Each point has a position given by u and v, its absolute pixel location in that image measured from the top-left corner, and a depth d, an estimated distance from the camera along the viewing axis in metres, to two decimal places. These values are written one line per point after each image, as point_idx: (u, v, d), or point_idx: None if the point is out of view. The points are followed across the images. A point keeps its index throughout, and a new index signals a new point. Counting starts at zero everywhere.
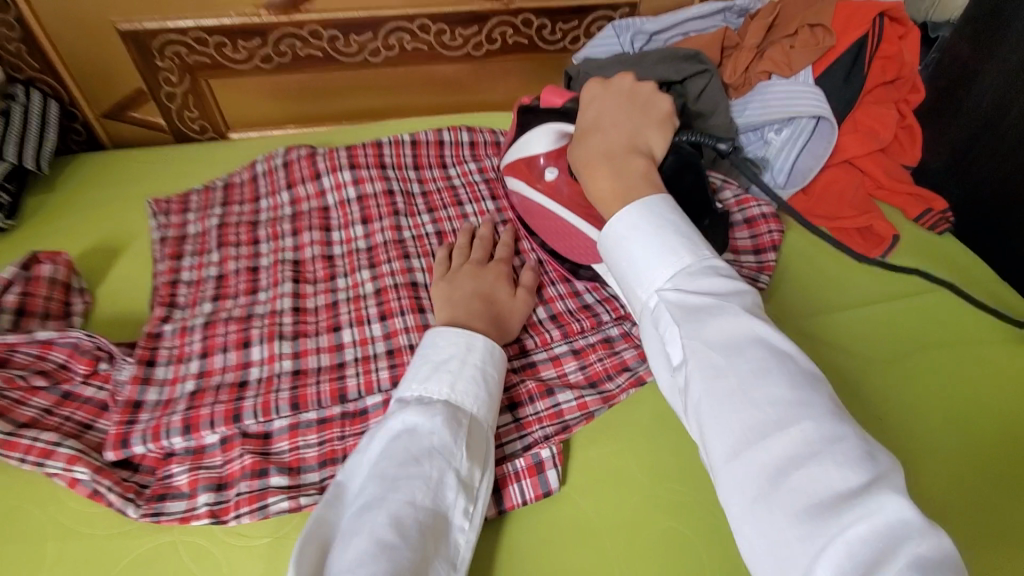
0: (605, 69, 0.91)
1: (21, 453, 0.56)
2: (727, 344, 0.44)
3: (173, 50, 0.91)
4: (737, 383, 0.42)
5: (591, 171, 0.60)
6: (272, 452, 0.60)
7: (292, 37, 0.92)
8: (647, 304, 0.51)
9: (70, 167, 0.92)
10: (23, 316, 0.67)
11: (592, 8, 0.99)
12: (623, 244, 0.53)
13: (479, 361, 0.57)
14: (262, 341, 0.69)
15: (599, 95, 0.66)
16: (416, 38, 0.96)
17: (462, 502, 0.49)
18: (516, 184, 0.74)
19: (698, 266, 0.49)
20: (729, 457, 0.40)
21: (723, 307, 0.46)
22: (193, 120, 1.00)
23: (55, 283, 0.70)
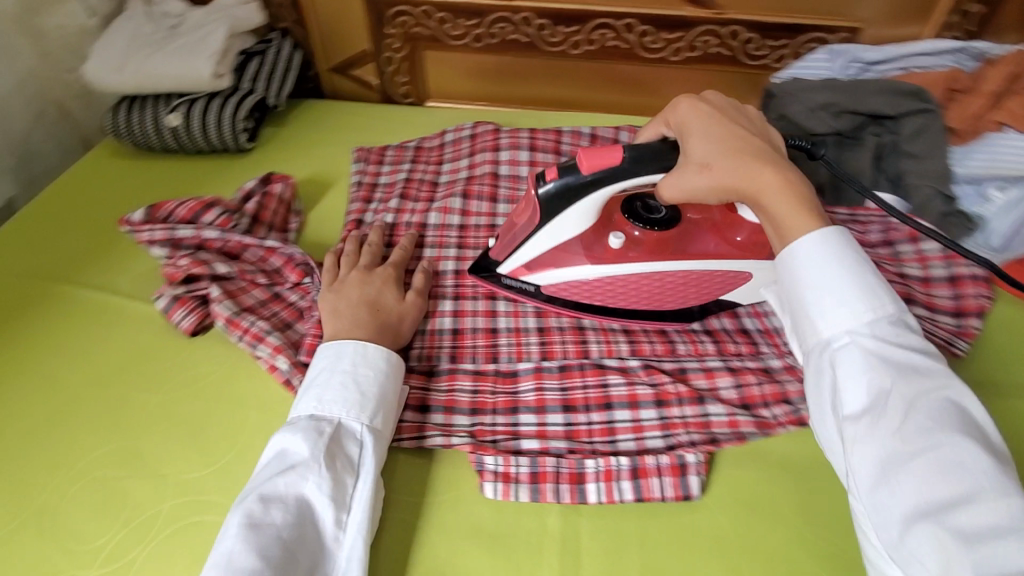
0: (806, 96, 0.89)
1: (241, 332, 0.66)
2: (927, 403, 0.42)
3: (402, 20, 1.02)
4: (940, 446, 0.40)
5: (761, 186, 0.52)
6: (432, 389, 0.65)
7: (505, 21, 0.99)
8: (823, 340, 0.48)
9: (300, 110, 1.07)
10: (255, 223, 0.79)
11: (806, 28, 0.95)
12: (816, 274, 0.48)
13: (351, 366, 0.58)
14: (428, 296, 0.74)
15: (700, 112, 0.58)
16: (619, 36, 0.98)
17: (332, 514, 0.50)
18: (557, 276, 0.68)
19: (894, 312, 0.46)
20: (876, 482, 0.41)
21: (925, 364, 0.44)
22: (401, 85, 1.11)
23: (281, 202, 0.83)
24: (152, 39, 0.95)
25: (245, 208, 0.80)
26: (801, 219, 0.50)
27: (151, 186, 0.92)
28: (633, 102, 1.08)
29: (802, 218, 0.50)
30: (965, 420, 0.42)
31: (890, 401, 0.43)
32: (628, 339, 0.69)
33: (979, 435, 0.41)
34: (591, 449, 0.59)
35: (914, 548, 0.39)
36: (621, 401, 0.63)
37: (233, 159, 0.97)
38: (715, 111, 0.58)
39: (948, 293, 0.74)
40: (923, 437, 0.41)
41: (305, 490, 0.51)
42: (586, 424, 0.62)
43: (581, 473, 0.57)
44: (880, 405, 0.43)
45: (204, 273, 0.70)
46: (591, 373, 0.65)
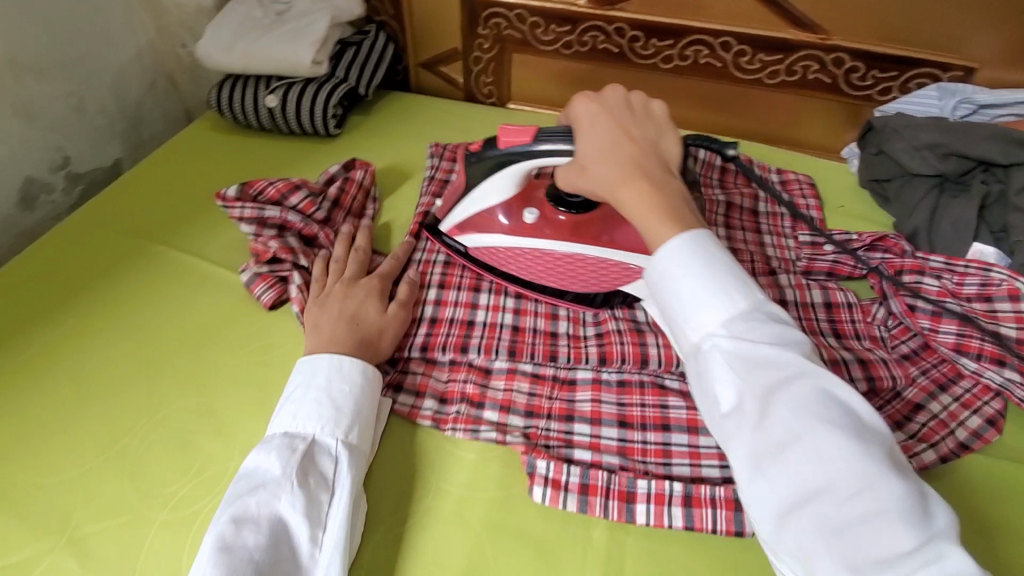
0: (917, 131, 0.84)
1: None
2: (793, 399, 0.41)
3: (495, 22, 1.04)
4: (806, 445, 0.39)
5: (622, 190, 0.52)
6: (489, 386, 0.65)
7: (597, 30, 0.99)
8: (693, 345, 0.45)
9: (386, 101, 1.11)
10: (335, 208, 0.82)
11: (917, 62, 0.90)
12: (680, 277, 0.45)
13: (327, 382, 0.59)
14: (489, 291, 0.74)
15: (596, 112, 0.57)
16: (713, 53, 0.96)
17: (306, 531, 0.50)
18: (480, 239, 0.72)
19: (759, 300, 0.44)
20: (752, 479, 0.41)
21: (775, 355, 0.42)
22: (485, 85, 1.13)
23: (361, 188, 0.86)
24: (262, 22, 1.00)
25: (328, 193, 0.83)
26: (660, 225, 0.49)
27: (244, 161, 0.97)
28: (719, 123, 1.05)
29: (660, 224, 0.49)
30: (833, 409, 0.40)
31: (751, 402, 0.41)
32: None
33: (846, 421, 0.40)
34: (644, 469, 0.58)
35: (792, 541, 0.39)
36: (679, 425, 0.62)
37: (321, 142, 1.02)
38: (612, 114, 0.57)
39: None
40: (789, 437, 0.40)
41: (278, 509, 0.51)
42: (641, 442, 0.60)
43: (631, 491, 0.56)
44: (745, 408, 0.42)
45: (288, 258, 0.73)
46: (650, 392, 0.64)
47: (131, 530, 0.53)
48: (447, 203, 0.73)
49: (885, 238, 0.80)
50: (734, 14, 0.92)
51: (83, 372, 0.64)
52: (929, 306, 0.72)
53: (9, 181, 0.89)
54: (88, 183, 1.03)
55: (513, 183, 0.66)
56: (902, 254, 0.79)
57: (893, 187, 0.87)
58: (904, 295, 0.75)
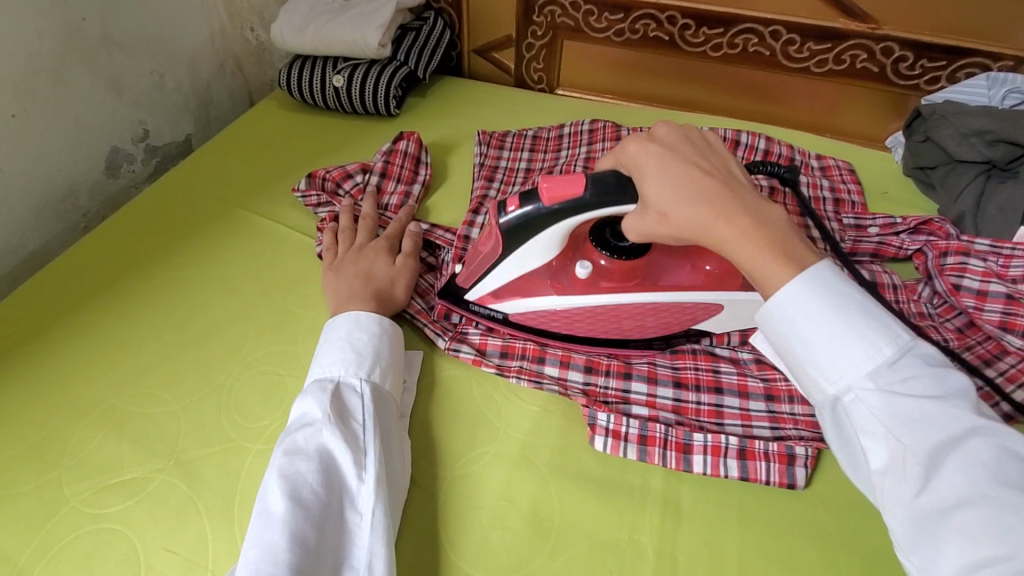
0: (966, 117, 0.86)
1: None
2: (956, 455, 0.39)
3: (550, 10, 1.08)
4: (978, 506, 0.37)
5: (719, 227, 0.48)
6: (549, 346, 0.69)
7: (649, 18, 1.02)
8: (833, 399, 0.43)
9: (440, 85, 1.16)
10: (383, 180, 0.90)
11: (967, 52, 0.92)
12: (813, 328, 0.44)
13: (347, 333, 0.62)
14: None
15: (654, 153, 0.53)
16: (762, 42, 0.99)
17: (347, 454, 0.52)
18: (525, 304, 0.66)
19: (907, 342, 0.42)
20: (915, 544, 0.39)
21: (932, 408, 0.40)
22: (536, 71, 1.17)
23: (407, 156, 0.93)
24: (329, 7, 1.06)
25: (375, 167, 0.90)
26: (772, 262, 0.46)
27: (309, 138, 1.03)
28: (762, 112, 1.08)
29: (771, 258, 0.46)
30: (1007, 467, 0.37)
31: (908, 460, 0.40)
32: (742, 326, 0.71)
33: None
34: (699, 426, 0.62)
35: None
36: (731, 389, 0.65)
37: (381, 122, 1.07)
38: (671, 150, 0.53)
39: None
40: (956, 499, 0.38)
41: (319, 440, 0.53)
42: (695, 402, 0.64)
43: (688, 444, 0.59)
44: (899, 466, 0.40)
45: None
46: (702, 358, 0.68)
47: (231, 457, 0.58)
48: (471, 256, 0.66)
49: (931, 222, 0.83)
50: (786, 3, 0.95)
51: (183, 318, 0.71)
52: (973, 285, 0.75)
53: (98, 150, 0.96)
54: (163, 156, 1.09)
55: (559, 241, 0.61)
56: (947, 237, 0.81)
57: (937, 174, 0.89)
58: (949, 276, 0.77)
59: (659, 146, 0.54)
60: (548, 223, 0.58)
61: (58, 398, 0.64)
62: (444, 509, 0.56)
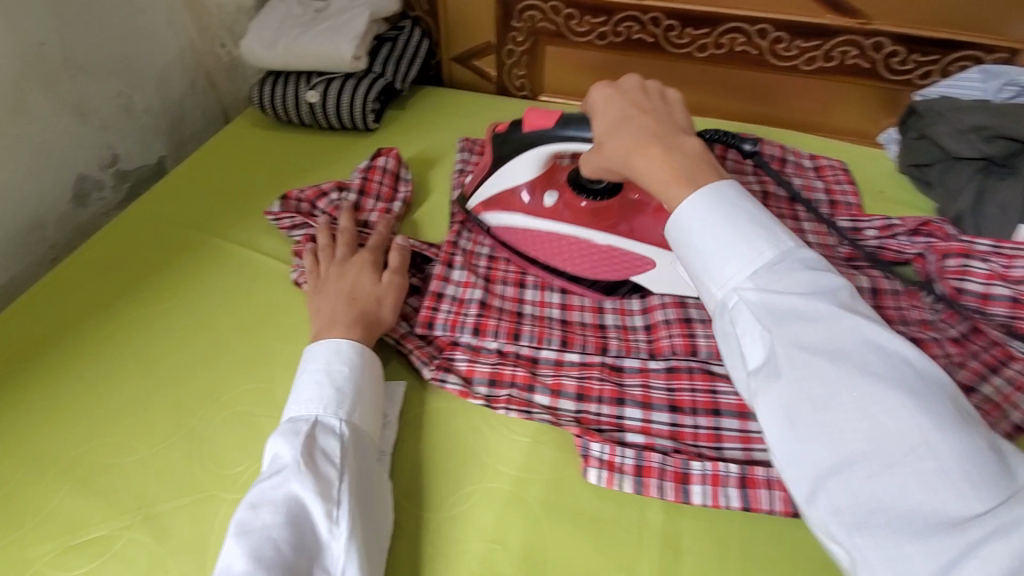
0: (961, 116, 0.83)
1: None
2: (826, 349, 0.42)
3: (530, 15, 1.04)
4: (849, 396, 0.40)
5: (636, 159, 0.54)
6: (539, 374, 0.66)
7: (632, 20, 0.99)
8: (720, 303, 0.48)
9: (419, 96, 1.12)
10: (363, 198, 0.86)
11: (960, 44, 0.89)
12: (707, 236, 0.48)
13: (326, 363, 0.59)
14: (536, 286, 0.77)
15: (611, 97, 0.60)
16: (749, 41, 0.96)
17: (320, 505, 0.49)
18: (503, 217, 0.78)
19: (789, 249, 0.47)
20: (786, 437, 0.42)
21: (806, 305, 0.44)
22: (518, 78, 1.13)
23: (386, 173, 0.89)
24: (302, 20, 1.02)
25: (353, 184, 0.87)
26: (672, 186, 0.51)
27: (285, 156, 0.99)
28: (750, 111, 1.04)
29: (675, 186, 0.51)
30: (874, 359, 0.41)
31: (780, 355, 0.43)
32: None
33: (892, 372, 0.41)
34: (696, 452, 0.59)
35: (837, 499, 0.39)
36: (730, 410, 0.62)
37: (359, 137, 1.03)
38: (626, 96, 0.59)
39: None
40: (826, 389, 0.41)
41: (289, 490, 0.49)
42: (692, 426, 0.61)
43: (686, 473, 0.57)
44: (774, 361, 0.44)
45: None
46: (700, 377, 0.65)
47: (203, 508, 0.55)
48: (479, 171, 0.79)
49: (930, 223, 0.80)
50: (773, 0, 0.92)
51: (153, 356, 0.68)
52: (976, 289, 0.72)
53: (65, 179, 0.92)
54: (135, 180, 1.05)
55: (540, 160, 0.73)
56: (947, 238, 0.79)
57: (935, 171, 0.86)
58: (951, 279, 0.74)
59: (624, 93, 0.60)
60: (535, 142, 0.71)
61: (22, 449, 0.60)
62: (431, 556, 0.53)
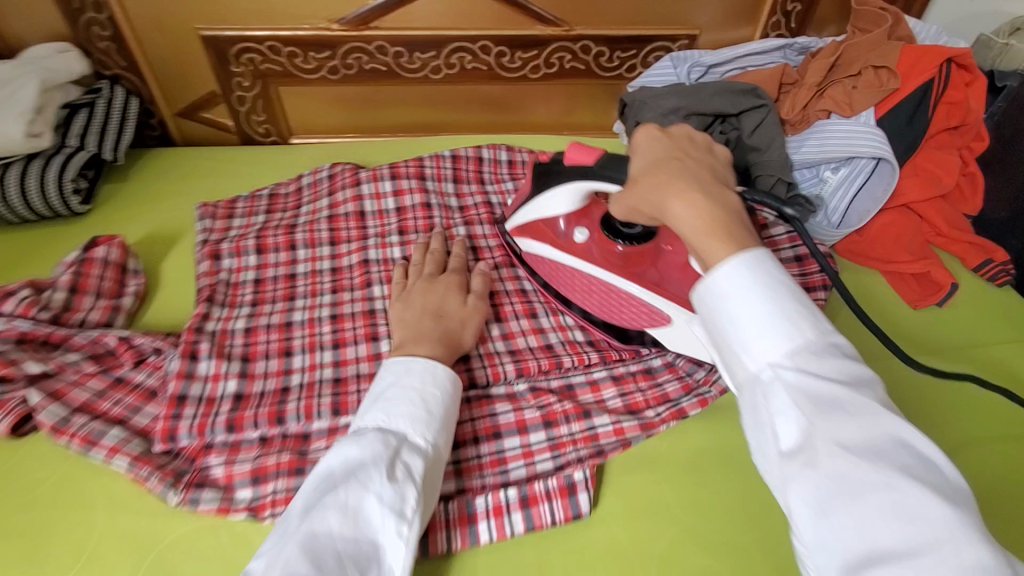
0: (659, 99, 0.93)
1: (68, 438, 0.60)
2: (867, 447, 0.37)
3: (248, 58, 0.96)
4: (885, 500, 0.35)
5: (674, 200, 0.47)
6: (310, 452, 0.62)
7: (359, 51, 0.96)
8: (753, 376, 0.42)
9: (142, 161, 0.98)
10: (76, 295, 0.70)
11: (651, 38, 1.01)
12: (740, 305, 0.42)
13: (420, 384, 0.56)
14: (304, 350, 0.71)
15: (655, 139, 0.55)
16: (477, 58, 0.99)
17: (393, 525, 0.46)
18: (536, 247, 0.73)
19: (825, 333, 0.41)
20: (814, 523, 0.37)
21: (848, 395, 0.38)
22: (260, 124, 1.05)
23: (109, 264, 0.74)
24: None
25: (59, 281, 0.70)
26: (715, 240, 0.45)
27: None
28: (498, 120, 1.10)
29: (716, 242, 0.45)
30: (914, 461, 0.37)
31: (820, 444, 0.38)
32: (487, 363, 0.69)
33: (929, 475, 0.36)
34: (482, 485, 0.60)
35: None
36: (510, 429, 0.64)
37: (69, 225, 0.87)
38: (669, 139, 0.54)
39: (822, 267, 0.80)
40: (864, 487, 0.36)
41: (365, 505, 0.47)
42: (476, 458, 0.62)
43: (471, 512, 0.57)
44: (812, 449, 0.38)
45: (15, 374, 0.62)
46: (477, 405, 0.66)
47: None
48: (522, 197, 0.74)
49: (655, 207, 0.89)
50: (486, 18, 0.95)
51: None
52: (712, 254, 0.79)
53: None
54: None
55: (574, 202, 0.67)
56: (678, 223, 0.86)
57: None
58: None
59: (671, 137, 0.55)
60: (571, 180, 0.65)
61: None
62: None
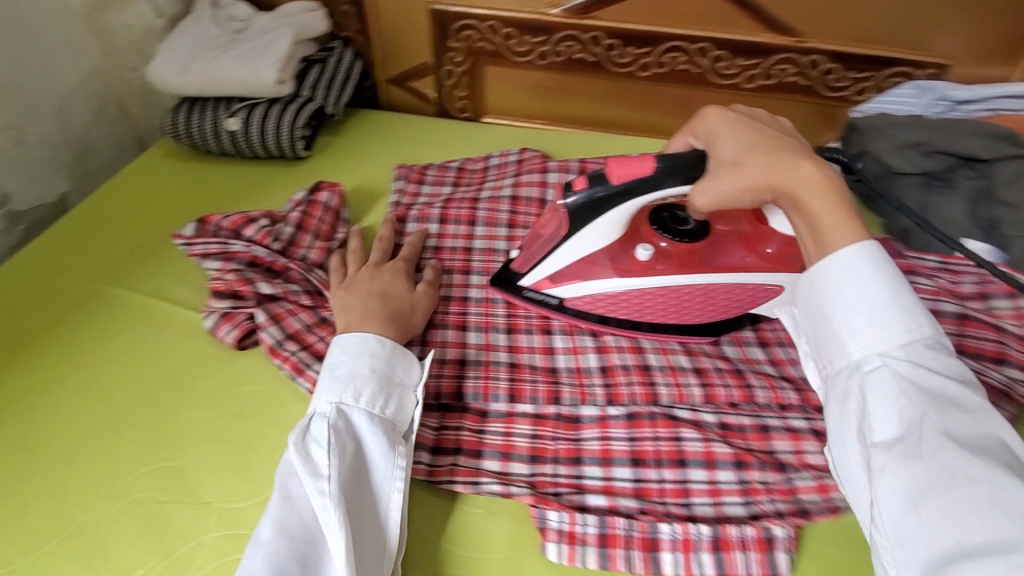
0: (898, 132, 0.83)
1: (281, 361, 0.64)
2: (968, 440, 0.39)
3: (467, 34, 0.99)
4: (980, 486, 0.37)
5: (800, 173, 0.49)
6: (487, 432, 0.61)
7: (573, 39, 0.96)
8: (856, 362, 0.45)
9: (351, 121, 1.05)
10: (298, 232, 0.76)
11: (892, 62, 0.90)
12: (860, 294, 0.45)
13: (337, 357, 0.58)
14: (478, 329, 0.70)
15: (729, 119, 0.56)
16: (691, 60, 0.95)
17: (313, 491, 0.50)
18: (586, 288, 0.67)
19: (930, 336, 0.43)
20: (908, 506, 0.39)
21: (958, 394, 0.41)
22: (459, 100, 1.08)
23: (326, 209, 0.79)
24: (217, 42, 0.94)
25: (290, 217, 0.76)
26: (838, 213, 0.47)
27: (206, 192, 0.91)
28: None
29: (842, 210, 0.47)
30: (996, 453, 0.39)
31: (921, 434, 0.40)
32: (605, 382, 0.64)
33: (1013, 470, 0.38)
34: (664, 511, 0.54)
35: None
36: (696, 459, 0.57)
37: (286, 168, 0.95)
38: (747, 121, 0.55)
39: None
40: (956, 465, 0.38)
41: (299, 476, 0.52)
42: (657, 481, 0.56)
43: (654, 538, 0.52)
44: (910, 435, 0.40)
45: (247, 292, 0.68)
46: (662, 425, 0.60)
47: None
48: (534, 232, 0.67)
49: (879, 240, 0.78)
50: (712, 20, 0.91)
51: (50, 445, 0.59)
52: None
53: None
54: (32, 221, 0.92)
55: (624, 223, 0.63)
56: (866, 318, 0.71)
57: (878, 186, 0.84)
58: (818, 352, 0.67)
59: (746, 118, 0.56)
60: (638, 195, 0.57)
61: None
62: None
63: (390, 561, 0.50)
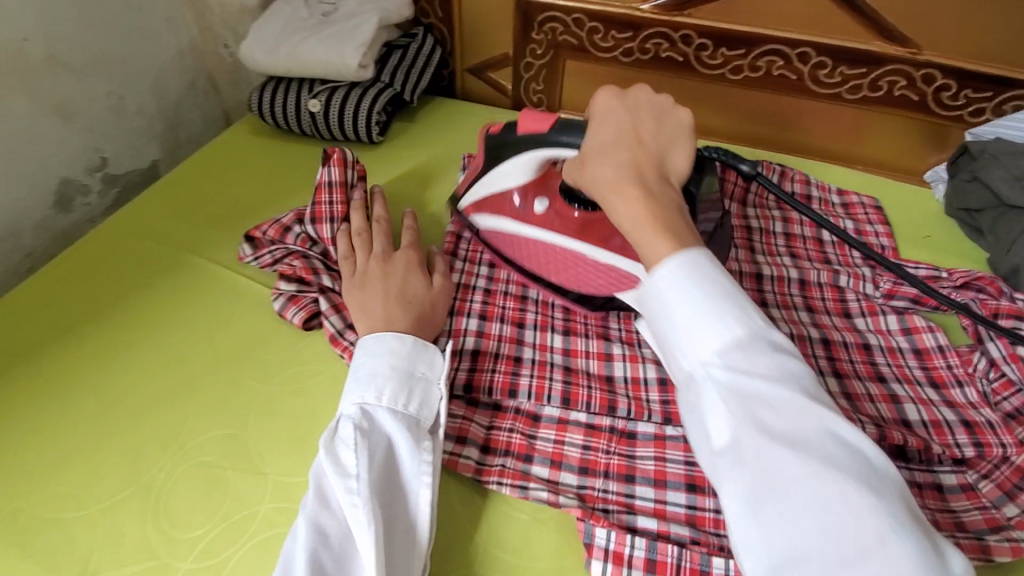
0: (1017, 161, 0.74)
1: (343, 350, 0.65)
2: (790, 434, 0.38)
3: (551, 27, 0.97)
4: (811, 490, 0.37)
5: (613, 201, 0.47)
6: (538, 437, 0.60)
7: (662, 37, 0.92)
8: (687, 373, 0.42)
9: (426, 108, 1.06)
10: (317, 224, 0.74)
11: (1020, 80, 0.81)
12: (679, 304, 0.42)
13: (362, 358, 0.58)
14: (535, 328, 0.69)
15: (613, 110, 0.51)
16: (790, 65, 0.89)
17: (342, 488, 0.50)
18: (494, 222, 0.71)
19: (756, 328, 0.41)
20: (745, 518, 0.38)
21: (771, 390, 0.39)
22: (535, 93, 1.06)
23: (333, 186, 0.75)
24: (306, 24, 0.96)
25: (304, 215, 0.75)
26: (656, 241, 0.44)
27: (282, 169, 0.93)
28: (788, 139, 0.97)
29: (655, 240, 0.44)
30: (827, 445, 0.38)
31: (750, 444, 0.39)
32: (664, 397, 0.62)
33: (845, 460, 0.38)
34: (718, 544, 0.52)
35: None
36: None
37: (359, 151, 0.97)
38: (623, 115, 0.51)
39: None
40: (788, 476, 0.38)
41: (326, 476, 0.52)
42: (713, 511, 0.54)
43: (705, 570, 0.50)
44: (738, 446, 0.39)
45: (312, 280, 0.70)
46: None
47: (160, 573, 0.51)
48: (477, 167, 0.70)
49: (981, 277, 0.72)
50: (817, 23, 0.85)
51: (126, 400, 0.63)
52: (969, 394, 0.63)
53: (46, 182, 0.84)
54: (125, 184, 0.98)
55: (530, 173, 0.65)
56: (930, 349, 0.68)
57: (986, 218, 0.79)
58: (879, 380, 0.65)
59: (627, 109, 0.51)
60: (530, 147, 0.61)
61: None
62: None
63: (420, 556, 0.50)
